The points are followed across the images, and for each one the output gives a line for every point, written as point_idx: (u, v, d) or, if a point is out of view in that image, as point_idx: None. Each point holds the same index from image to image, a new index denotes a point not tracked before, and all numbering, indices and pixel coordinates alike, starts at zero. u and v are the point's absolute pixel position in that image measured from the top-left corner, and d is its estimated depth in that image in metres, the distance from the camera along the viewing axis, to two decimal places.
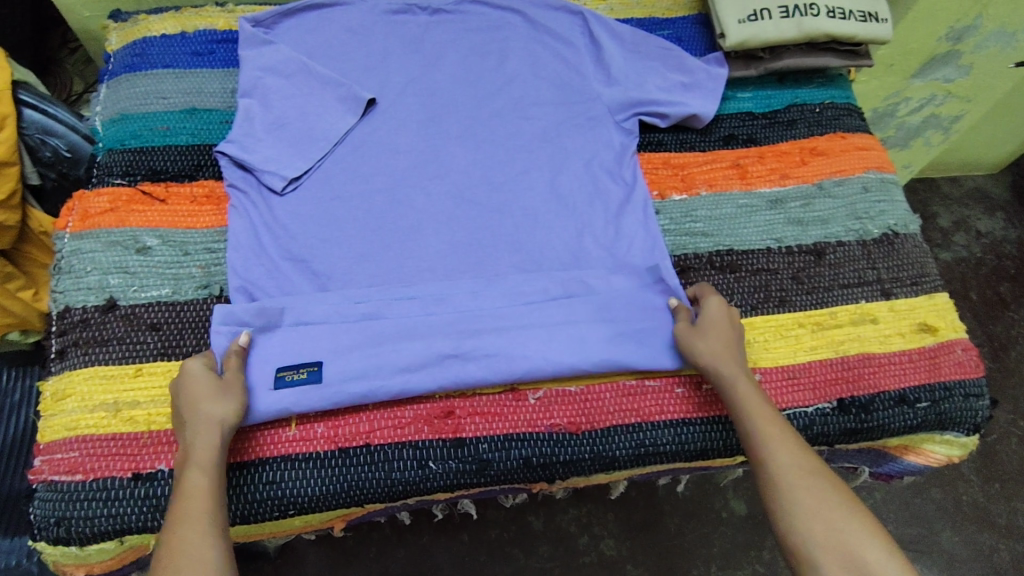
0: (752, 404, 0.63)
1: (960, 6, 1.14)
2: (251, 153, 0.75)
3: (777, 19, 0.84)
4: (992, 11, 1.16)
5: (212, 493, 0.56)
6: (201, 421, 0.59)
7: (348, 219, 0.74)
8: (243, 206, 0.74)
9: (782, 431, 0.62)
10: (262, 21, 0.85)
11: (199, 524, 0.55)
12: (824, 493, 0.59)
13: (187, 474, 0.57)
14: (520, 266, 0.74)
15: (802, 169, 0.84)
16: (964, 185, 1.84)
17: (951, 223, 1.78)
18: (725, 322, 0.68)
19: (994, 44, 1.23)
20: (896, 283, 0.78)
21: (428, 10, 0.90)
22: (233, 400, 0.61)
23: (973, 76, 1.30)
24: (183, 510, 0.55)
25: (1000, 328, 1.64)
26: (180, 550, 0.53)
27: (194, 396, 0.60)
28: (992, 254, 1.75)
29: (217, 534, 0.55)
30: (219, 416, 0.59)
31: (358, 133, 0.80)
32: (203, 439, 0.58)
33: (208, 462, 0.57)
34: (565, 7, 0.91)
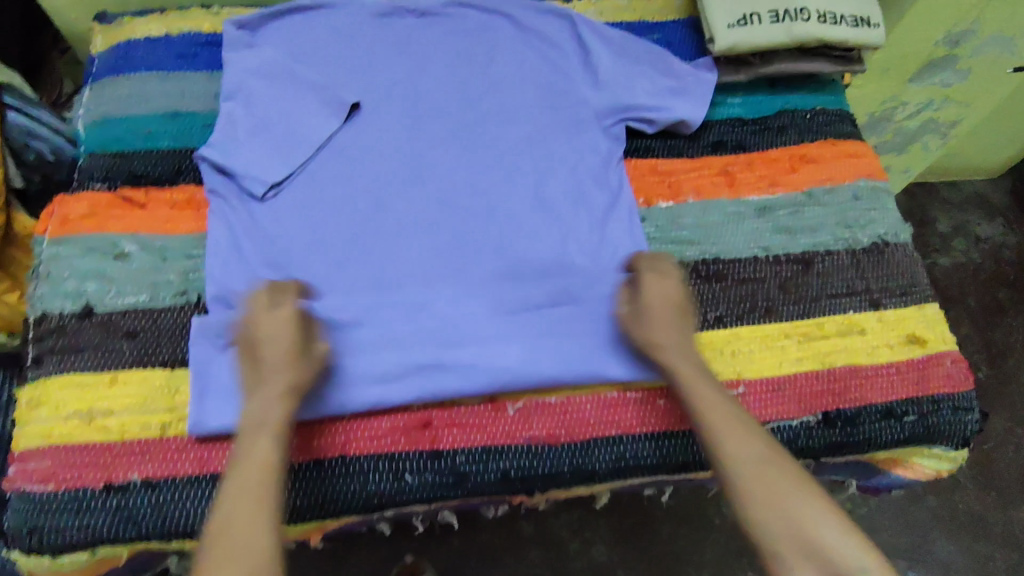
0: (701, 398, 0.63)
1: (957, 12, 1.13)
2: (231, 157, 0.74)
3: (766, 24, 0.82)
4: (990, 16, 1.15)
5: (272, 468, 0.58)
6: (279, 387, 0.61)
7: (330, 225, 0.74)
8: (223, 211, 0.73)
9: (733, 424, 0.62)
10: (247, 23, 0.84)
11: (256, 499, 0.56)
12: (778, 482, 0.59)
13: (257, 441, 0.58)
14: (503, 275, 0.72)
15: (791, 177, 0.83)
16: (963, 190, 1.83)
17: (950, 228, 1.77)
18: (666, 306, 0.68)
19: (992, 49, 1.22)
20: (885, 293, 0.77)
21: (415, 12, 0.89)
22: (311, 372, 0.62)
23: (971, 81, 1.29)
24: (244, 480, 0.57)
25: (999, 334, 1.62)
26: (234, 525, 0.55)
27: (275, 360, 0.62)
28: (991, 259, 1.73)
29: (269, 512, 0.56)
30: (293, 384, 0.61)
31: (341, 137, 0.79)
32: (274, 408, 0.60)
33: (278, 433, 0.59)
34: (554, 10, 0.90)
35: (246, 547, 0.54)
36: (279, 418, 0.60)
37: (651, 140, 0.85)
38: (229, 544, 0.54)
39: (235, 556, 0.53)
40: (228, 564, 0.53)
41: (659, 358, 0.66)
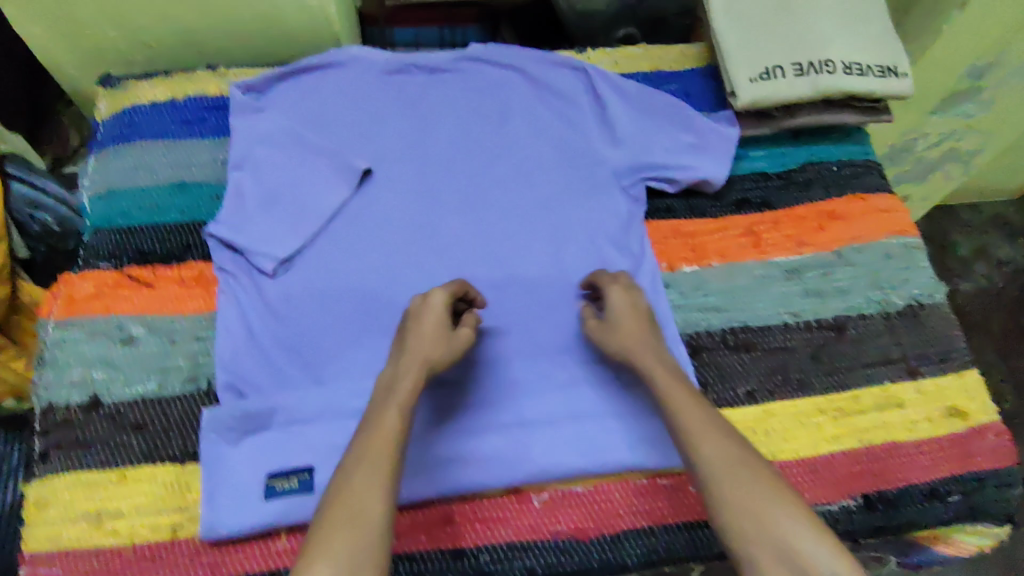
0: (680, 401, 0.58)
1: (981, 45, 1.09)
2: (240, 233, 0.72)
3: (790, 78, 0.79)
4: (1017, 47, 1.10)
5: (397, 440, 0.54)
6: (415, 360, 0.60)
7: (344, 301, 0.71)
8: (232, 290, 0.70)
9: (709, 427, 0.55)
10: (253, 86, 0.81)
11: (379, 468, 0.52)
12: (754, 487, 0.51)
13: (387, 413, 0.56)
14: (524, 352, 0.70)
15: (820, 236, 0.80)
16: (983, 212, 1.78)
17: (970, 251, 1.73)
18: (631, 314, 0.66)
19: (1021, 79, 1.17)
20: (922, 360, 0.74)
21: (425, 69, 0.86)
22: (451, 351, 0.62)
23: (996, 112, 1.24)
24: (370, 444, 0.53)
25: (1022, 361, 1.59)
26: (356, 489, 0.50)
27: (422, 335, 0.62)
28: (1013, 282, 1.69)
29: (389, 486, 0.51)
30: (428, 358, 0.61)
31: (353, 206, 0.77)
32: (412, 375, 0.59)
33: (407, 406, 0.57)
34: (568, 62, 0.87)
35: (363, 516, 0.49)
36: (410, 387, 0.58)
37: (673, 200, 0.82)
38: (345, 510, 0.49)
39: (352, 522, 0.49)
40: (346, 530, 0.48)
41: (638, 362, 0.63)
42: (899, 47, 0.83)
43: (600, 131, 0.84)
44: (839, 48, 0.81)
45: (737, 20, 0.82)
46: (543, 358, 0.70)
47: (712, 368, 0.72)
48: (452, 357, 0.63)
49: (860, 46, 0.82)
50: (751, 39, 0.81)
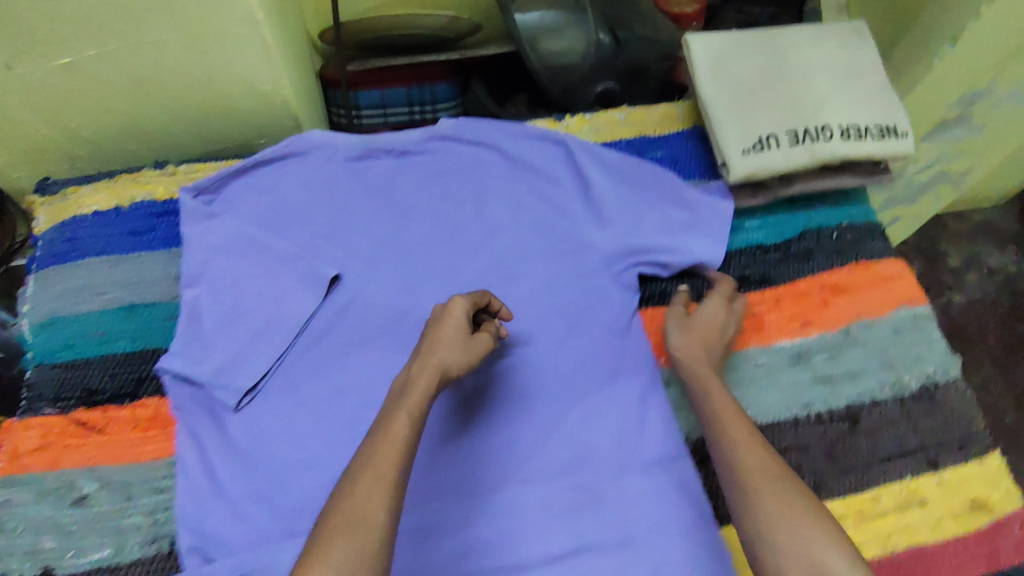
0: (727, 412, 0.60)
1: (971, 74, 1.01)
2: (198, 363, 0.66)
3: (785, 147, 0.74)
4: (1007, 73, 1.03)
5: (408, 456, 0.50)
6: (426, 363, 0.56)
7: (321, 427, 0.65)
8: (193, 431, 0.65)
9: (755, 438, 0.57)
10: (205, 186, 0.74)
11: (384, 478, 0.48)
12: (795, 497, 0.52)
13: (394, 417, 0.52)
14: (518, 471, 0.65)
15: (824, 314, 0.75)
16: (970, 220, 1.72)
17: (961, 262, 1.66)
18: (714, 326, 0.70)
19: (1008, 104, 1.11)
20: (943, 448, 0.70)
21: (393, 152, 0.79)
22: (466, 355, 0.57)
23: (985, 135, 1.18)
24: (376, 454, 0.50)
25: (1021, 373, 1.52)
26: (357, 501, 0.47)
27: (437, 338, 0.57)
28: (1006, 291, 1.63)
29: (391, 499, 0.48)
30: (443, 363, 0.56)
31: (322, 317, 0.71)
32: (425, 382, 0.55)
33: (416, 414, 0.52)
34: (546, 135, 0.81)
35: (363, 527, 0.46)
36: (422, 392, 0.54)
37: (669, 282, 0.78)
38: (347, 518, 0.46)
39: (349, 533, 0.45)
40: (342, 541, 0.45)
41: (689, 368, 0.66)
42: (899, 103, 0.78)
43: (584, 210, 0.78)
44: (834, 111, 0.76)
45: (725, 85, 0.77)
46: (538, 481, 0.65)
47: None
48: (469, 362, 0.58)
49: (855, 107, 0.77)
50: (741, 106, 0.76)
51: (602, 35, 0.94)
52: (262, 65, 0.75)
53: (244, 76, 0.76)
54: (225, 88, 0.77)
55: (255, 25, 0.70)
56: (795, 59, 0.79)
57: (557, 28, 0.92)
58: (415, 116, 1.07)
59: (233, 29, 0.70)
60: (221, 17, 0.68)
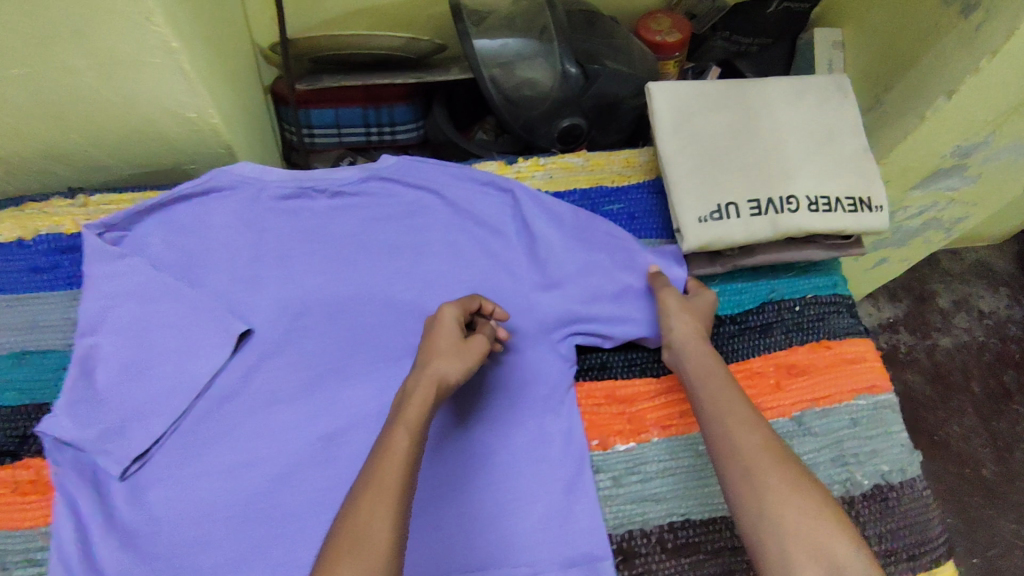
0: (722, 393, 0.59)
1: (968, 127, 0.88)
2: (85, 426, 0.62)
3: (746, 218, 0.68)
4: (1009, 128, 0.89)
5: (410, 471, 0.50)
6: (426, 375, 0.56)
7: (215, 502, 0.61)
8: (72, 503, 0.60)
9: (754, 419, 0.57)
10: (115, 224, 0.68)
11: (387, 493, 0.48)
12: (795, 477, 0.53)
13: (394, 431, 0.52)
14: (423, 563, 0.59)
15: (777, 397, 0.69)
16: (965, 259, 1.48)
17: (951, 303, 1.42)
18: (710, 311, 0.68)
19: (1006, 156, 0.97)
20: (889, 557, 0.65)
21: (327, 192, 0.73)
22: (463, 365, 0.57)
23: (980, 185, 1.04)
24: (381, 477, 0.49)
25: (1004, 425, 1.29)
26: (358, 524, 0.47)
27: (434, 348, 0.58)
28: (996, 337, 1.39)
29: (398, 514, 0.48)
30: (443, 376, 0.56)
31: (229, 375, 0.66)
32: (422, 393, 0.55)
33: (415, 426, 0.53)
34: (494, 182, 0.75)
35: (371, 544, 0.46)
36: (420, 408, 0.54)
37: (614, 352, 0.72)
38: (362, 532, 0.46)
39: (360, 551, 0.45)
40: (353, 559, 0.45)
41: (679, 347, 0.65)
42: (874, 172, 0.72)
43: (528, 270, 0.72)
44: (802, 179, 0.70)
45: (687, 143, 0.71)
46: None
47: None
48: (468, 368, 0.58)
49: (826, 175, 0.71)
50: (701, 169, 0.70)
51: (569, 66, 0.86)
52: (186, 94, 0.68)
53: (166, 104, 0.69)
54: (145, 113, 0.69)
55: (172, 55, 0.62)
56: (766, 117, 0.73)
57: (523, 57, 0.86)
58: (373, 138, 1.00)
59: (146, 57, 0.62)
60: (133, 46, 0.61)
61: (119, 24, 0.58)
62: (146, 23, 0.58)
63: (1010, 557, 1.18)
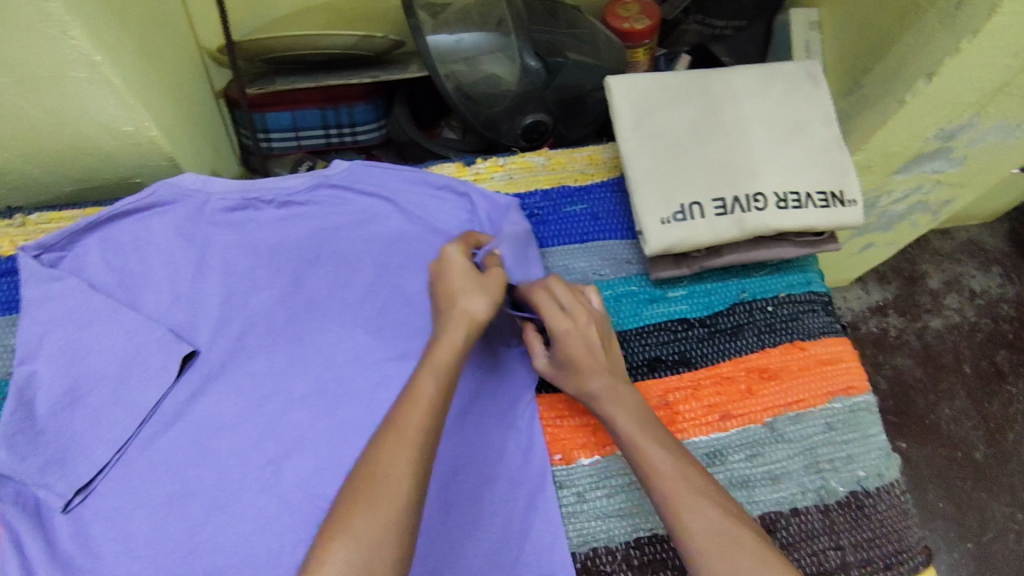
0: (657, 463, 0.54)
1: (950, 109, 0.84)
2: (24, 459, 0.59)
3: (710, 217, 0.65)
4: (993, 108, 0.85)
5: (435, 416, 0.51)
6: (454, 315, 0.57)
7: (160, 532, 0.58)
8: (16, 540, 0.57)
9: (688, 489, 0.51)
10: (51, 245, 0.65)
11: (407, 442, 0.48)
12: (733, 565, 0.47)
13: (421, 377, 0.53)
14: None
15: (747, 403, 0.67)
16: (955, 238, 1.44)
17: (942, 283, 1.39)
18: (585, 346, 0.60)
19: (994, 137, 0.92)
20: (866, 568, 0.62)
21: (274, 202, 0.71)
22: (490, 297, 0.58)
23: (967, 167, 1.00)
24: (404, 424, 0.49)
25: (997, 407, 1.27)
26: (380, 467, 0.47)
27: (454, 289, 0.59)
28: (989, 317, 1.36)
29: (419, 460, 0.48)
30: (474, 312, 0.57)
31: (174, 399, 0.63)
32: (452, 334, 0.56)
33: (443, 364, 0.54)
34: (449, 185, 0.72)
35: (390, 492, 0.46)
36: (448, 348, 0.55)
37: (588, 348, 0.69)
38: (379, 480, 0.46)
39: (374, 497, 0.46)
40: (367, 509, 0.45)
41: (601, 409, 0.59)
42: (847, 164, 0.68)
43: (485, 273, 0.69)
44: (769, 174, 0.67)
45: (647, 140, 0.68)
46: None
47: None
48: (494, 295, 0.59)
49: (795, 169, 0.68)
50: (662, 168, 0.67)
51: (529, 60, 0.83)
52: (116, 108, 0.65)
53: (98, 118, 0.66)
54: (77, 128, 0.66)
55: (95, 68, 0.60)
56: (730, 110, 0.69)
57: (484, 51, 0.82)
58: (333, 140, 0.96)
59: (67, 72, 0.59)
60: (52, 60, 0.58)
61: (33, 37, 0.55)
62: (61, 37, 0.56)
63: (1002, 541, 1.16)
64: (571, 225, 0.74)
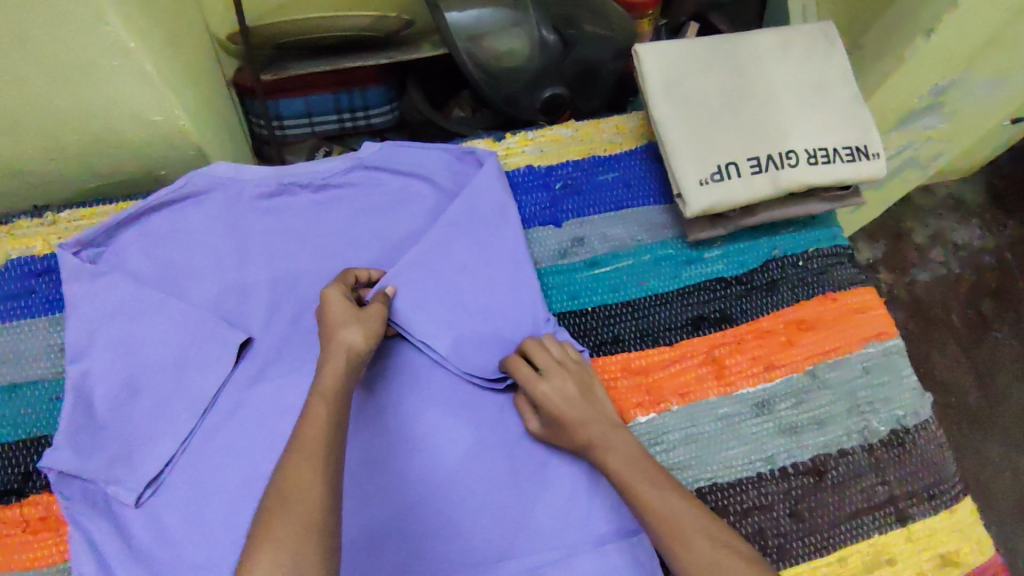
0: (646, 505, 0.53)
1: (945, 64, 0.85)
2: (89, 457, 0.58)
3: (746, 176, 0.67)
4: (983, 63, 0.87)
5: (335, 429, 0.50)
6: (332, 345, 0.55)
7: (234, 519, 0.59)
8: (88, 536, 0.57)
9: (678, 530, 0.51)
10: (91, 240, 0.65)
11: (313, 455, 0.48)
12: None
13: (311, 402, 0.52)
14: (466, 557, 0.59)
15: (789, 353, 0.69)
16: (936, 193, 1.48)
17: (927, 238, 1.43)
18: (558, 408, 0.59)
19: (982, 91, 0.94)
20: (912, 499, 0.66)
21: (311, 186, 0.71)
22: (364, 326, 0.57)
23: (956, 121, 1.02)
24: (307, 440, 0.49)
25: (985, 352, 1.33)
26: (292, 479, 0.46)
27: (331, 322, 0.57)
28: (973, 268, 1.41)
29: (327, 471, 0.47)
30: (353, 344, 0.56)
31: (233, 387, 0.63)
32: (333, 362, 0.54)
33: (331, 390, 0.52)
34: (469, 154, 0.74)
35: (306, 503, 0.45)
36: (336, 374, 0.53)
37: (627, 304, 0.70)
38: (294, 492, 0.46)
39: (293, 506, 0.45)
40: (289, 515, 0.44)
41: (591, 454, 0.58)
42: (870, 118, 0.71)
43: (478, 275, 0.69)
44: (798, 132, 0.69)
45: (680, 105, 0.69)
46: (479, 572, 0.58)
47: None
48: (369, 327, 0.58)
49: (822, 127, 0.70)
50: (697, 130, 0.68)
51: (545, 34, 0.84)
52: (148, 96, 0.64)
53: (128, 107, 0.64)
54: (106, 120, 0.65)
55: (129, 56, 0.59)
56: (756, 72, 0.71)
57: (498, 27, 0.82)
58: (347, 124, 0.96)
59: (101, 60, 0.58)
60: (86, 49, 0.57)
61: (71, 23, 0.54)
62: (97, 24, 0.55)
63: (998, 478, 1.22)
64: (605, 194, 0.75)
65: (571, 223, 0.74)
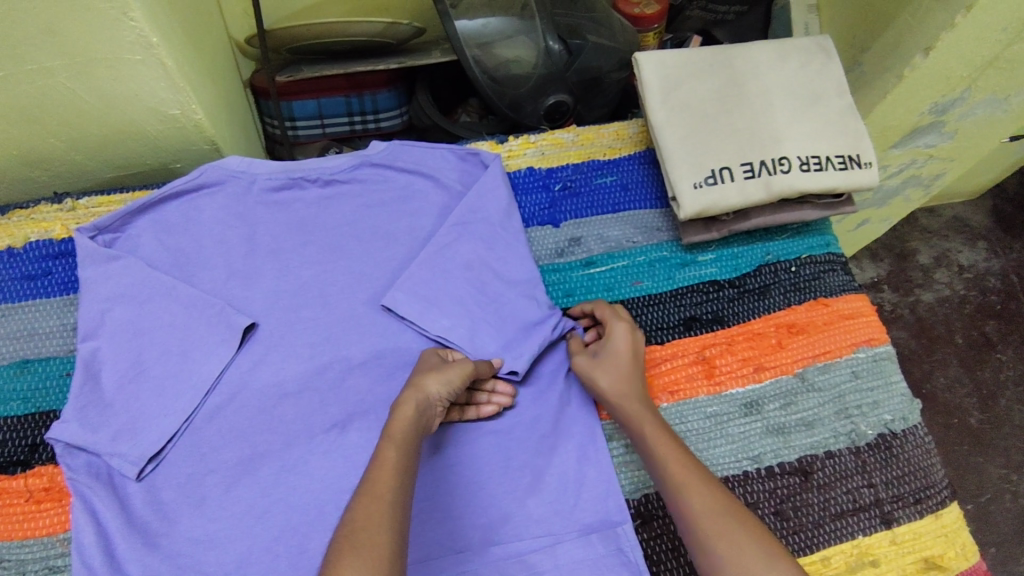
0: (669, 459, 0.57)
1: (944, 84, 0.86)
2: (95, 430, 0.61)
3: (739, 180, 0.69)
4: (983, 82, 0.88)
5: (403, 468, 0.52)
6: (412, 391, 0.57)
7: (234, 496, 0.61)
8: (90, 508, 0.59)
9: (698, 480, 0.55)
10: (106, 226, 0.68)
11: (379, 499, 0.49)
12: (740, 543, 0.50)
13: (382, 448, 0.53)
14: (453, 541, 0.60)
15: (779, 356, 0.71)
16: (941, 215, 1.49)
17: (932, 259, 1.44)
18: (626, 352, 0.64)
19: (982, 112, 0.95)
20: (897, 503, 0.67)
21: (319, 181, 0.73)
22: (447, 381, 0.58)
23: (958, 141, 1.02)
24: (375, 486, 0.50)
25: (989, 374, 1.32)
26: (359, 521, 0.47)
27: (424, 371, 0.60)
28: (977, 290, 1.41)
29: (392, 513, 0.48)
30: (430, 395, 0.58)
31: (235, 370, 0.65)
32: (408, 405, 0.56)
33: (399, 436, 0.54)
34: (473, 155, 0.77)
35: (374, 541, 0.46)
36: (407, 417, 0.55)
37: (621, 302, 0.72)
38: (360, 532, 0.47)
39: (362, 547, 0.45)
40: (361, 557, 0.45)
41: (622, 408, 0.62)
42: (863, 128, 0.73)
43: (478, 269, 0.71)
44: (792, 139, 0.71)
45: (676, 111, 0.71)
46: (467, 555, 0.60)
47: (663, 539, 0.62)
48: (450, 386, 0.59)
49: (816, 134, 0.72)
50: (694, 135, 0.71)
51: (552, 43, 0.86)
52: (167, 90, 0.67)
53: (147, 101, 0.67)
54: (125, 112, 0.68)
55: (151, 50, 0.61)
56: (753, 80, 0.73)
57: (504, 36, 0.85)
58: (357, 127, 0.99)
59: (123, 54, 0.61)
60: (109, 42, 0.59)
61: (99, 18, 0.57)
62: (121, 19, 0.57)
63: (1000, 500, 1.21)
64: (603, 196, 0.78)
65: (568, 224, 0.76)
